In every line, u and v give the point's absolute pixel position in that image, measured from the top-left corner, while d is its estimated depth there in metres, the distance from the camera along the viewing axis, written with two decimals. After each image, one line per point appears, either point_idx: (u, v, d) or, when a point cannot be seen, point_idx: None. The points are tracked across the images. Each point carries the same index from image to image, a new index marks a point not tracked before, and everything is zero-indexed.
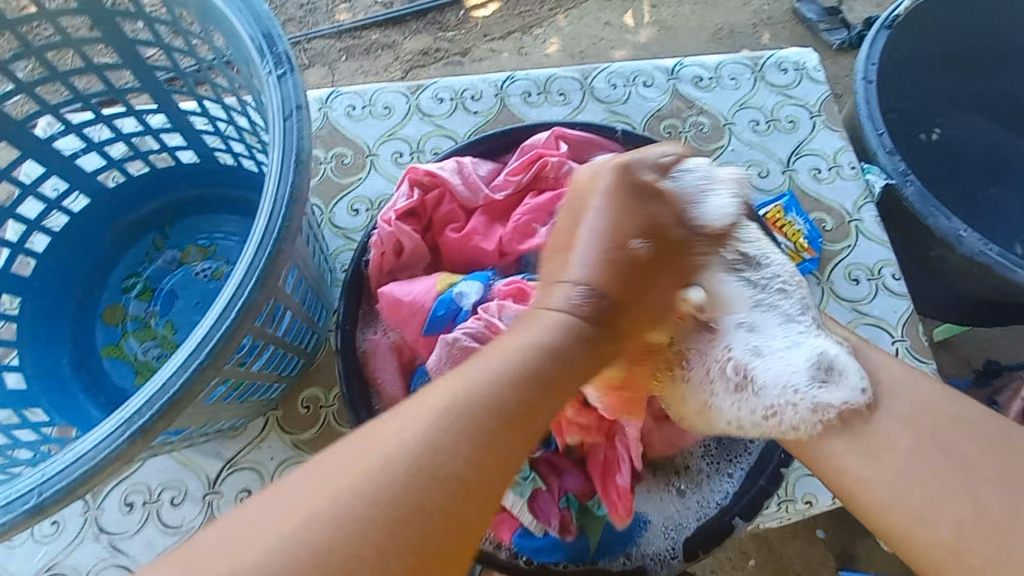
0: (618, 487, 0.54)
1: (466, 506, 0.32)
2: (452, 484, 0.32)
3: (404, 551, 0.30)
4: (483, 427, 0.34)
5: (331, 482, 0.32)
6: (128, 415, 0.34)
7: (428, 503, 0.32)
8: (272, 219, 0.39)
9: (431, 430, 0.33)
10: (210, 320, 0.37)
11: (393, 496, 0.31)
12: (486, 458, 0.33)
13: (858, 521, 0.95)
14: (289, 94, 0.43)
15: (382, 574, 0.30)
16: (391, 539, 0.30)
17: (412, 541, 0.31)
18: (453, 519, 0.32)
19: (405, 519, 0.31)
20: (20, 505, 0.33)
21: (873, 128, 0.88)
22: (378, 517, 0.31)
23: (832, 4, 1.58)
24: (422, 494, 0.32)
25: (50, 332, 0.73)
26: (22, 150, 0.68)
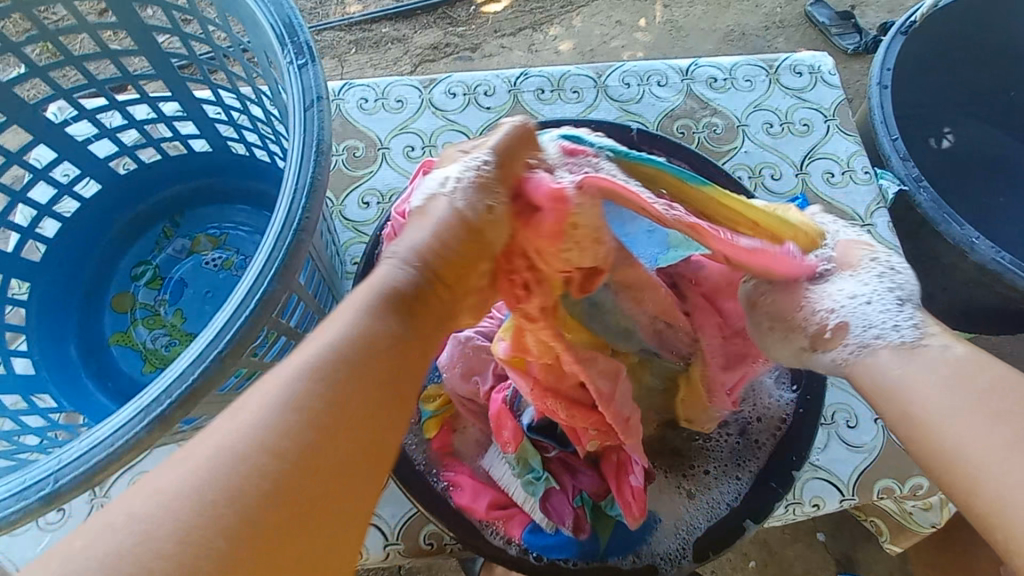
0: (634, 488, 0.54)
1: (352, 424, 0.33)
2: (319, 411, 0.32)
3: (275, 495, 0.30)
4: (344, 357, 0.34)
5: (226, 433, 0.31)
6: (146, 402, 0.34)
7: (314, 431, 0.31)
8: (292, 209, 0.39)
9: (301, 369, 0.33)
10: (229, 310, 0.36)
11: (278, 432, 0.31)
12: (355, 380, 0.33)
13: (859, 526, 0.95)
14: (310, 84, 0.43)
15: (270, 507, 0.29)
16: (272, 472, 0.30)
17: (298, 470, 0.30)
18: (328, 447, 0.31)
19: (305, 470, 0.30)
20: (35, 492, 0.32)
21: (887, 134, 0.87)
22: (265, 458, 0.30)
23: (845, 8, 1.58)
24: (298, 429, 0.31)
25: (59, 318, 0.72)
26: (35, 135, 0.68)
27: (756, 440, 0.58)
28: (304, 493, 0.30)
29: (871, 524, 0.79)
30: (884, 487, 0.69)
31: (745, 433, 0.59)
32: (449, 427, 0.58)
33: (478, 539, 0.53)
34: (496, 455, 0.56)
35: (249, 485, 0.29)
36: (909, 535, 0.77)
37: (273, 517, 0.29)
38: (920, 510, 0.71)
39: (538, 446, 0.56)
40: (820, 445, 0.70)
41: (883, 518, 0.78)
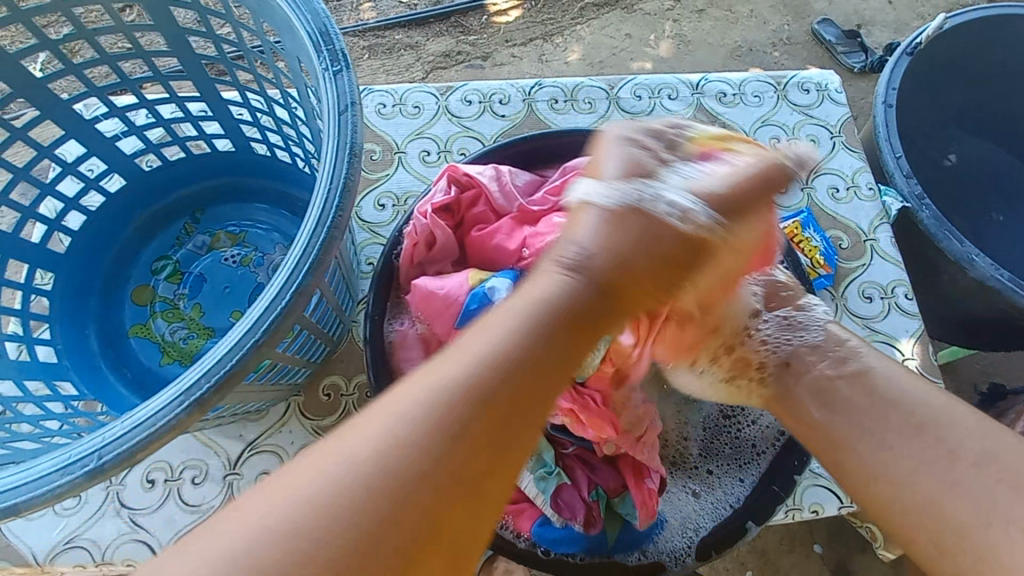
0: (647, 488, 0.56)
1: (488, 447, 0.33)
2: (492, 403, 0.33)
3: (409, 499, 0.30)
4: (493, 359, 0.35)
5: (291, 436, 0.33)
6: (187, 385, 0.36)
7: (433, 442, 0.32)
8: (326, 207, 0.41)
9: (489, 364, 0.35)
10: (265, 301, 0.38)
11: (412, 439, 0.31)
12: (510, 382, 0.34)
13: (856, 537, 0.97)
14: (344, 90, 0.45)
15: (395, 512, 0.29)
16: (447, 465, 0.31)
17: (470, 465, 0.32)
18: (484, 443, 0.33)
19: (433, 500, 0.30)
20: (80, 466, 0.34)
21: (891, 151, 0.89)
22: (422, 466, 0.31)
23: (851, 27, 1.61)
24: (459, 429, 0.32)
25: (81, 308, 0.74)
26: (66, 130, 0.70)
27: (756, 445, 0.60)
28: (463, 482, 0.31)
29: (865, 529, 0.79)
30: None
31: (751, 439, 0.61)
32: None
33: (489, 533, 0.55)
34: None
35: (362, 492, 0.30)
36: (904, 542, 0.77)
37: (417, 523, 0.30)
38: None
39: (555, 442, 0.59)
40: None
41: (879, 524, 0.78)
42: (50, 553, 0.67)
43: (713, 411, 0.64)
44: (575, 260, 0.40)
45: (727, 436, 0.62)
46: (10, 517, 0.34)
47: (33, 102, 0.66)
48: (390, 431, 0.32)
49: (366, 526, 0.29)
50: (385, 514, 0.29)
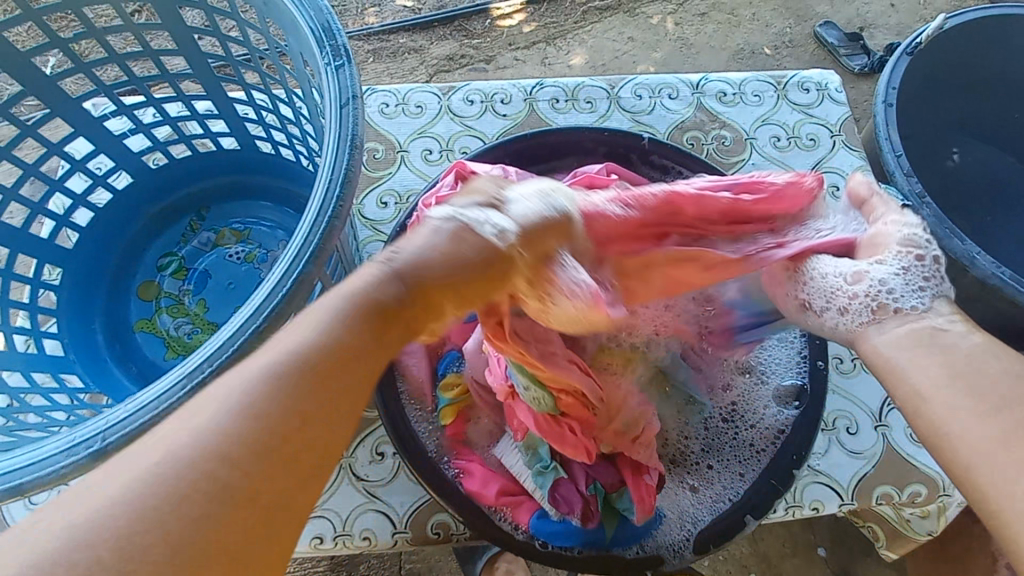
0: (644, 484, 0.56)
1: (299, 439, 0.32)
2: (305, 400, 0.33)
3: (208, 495, 0.29)
4: (318, 350, 0.34)
5: None
6: (189, 370, 0.36)
7: (229, 439, 0.30)
8: (328, 198, 0.42)
9: (337, 353, 0.34)
10: (267, 288, 0.39)
11: (213, 441, 0.30)
12: (331, 375, 0.34)
13: (860, 540, 0.96)
14: (346, 84, 0.46)
15: (196, 505, 0.28)
16: (257, 465, 0.30)
17: (278, 457, 0.31)
18: (296, 443, 0.32)
19: (239, 495, 0.29)
20: (85, 448, 0.35)
21: (891, 150, 0.90)
22: (232, 450, 0.30)
23: (853, 30, 1.61)
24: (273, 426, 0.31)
25: (88, 303, 0.75)
26: (75, 127, 0.71)
27: (755, 443, 0.60)
28: (273, 476, 0.30)
29: (868, 529, 0.77)
30: (882, 493, 0.70)
31: (752, 437, 0.61)
32: (464, 417, 0.61)
33: (488, 528, 0.55)
34: (508, 444, 0.60)
35: (173, 490, 0.28)
36: (907, 542, 0.76)
37: (223, 517, 0.29)
38: (917, 516, 0.71)
39: None
40: (821, 450, 0.72)
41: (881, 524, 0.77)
42: None
43: (713, 411, 0.62)
44: (396, 254, 0.38)
45: (728, 434, 0.62)
46: (16, 497, 0.34)
47: (44, 100, 0.68)
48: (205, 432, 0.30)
49: (181, 522, 0.28)
50: (210, 511, 0.28)
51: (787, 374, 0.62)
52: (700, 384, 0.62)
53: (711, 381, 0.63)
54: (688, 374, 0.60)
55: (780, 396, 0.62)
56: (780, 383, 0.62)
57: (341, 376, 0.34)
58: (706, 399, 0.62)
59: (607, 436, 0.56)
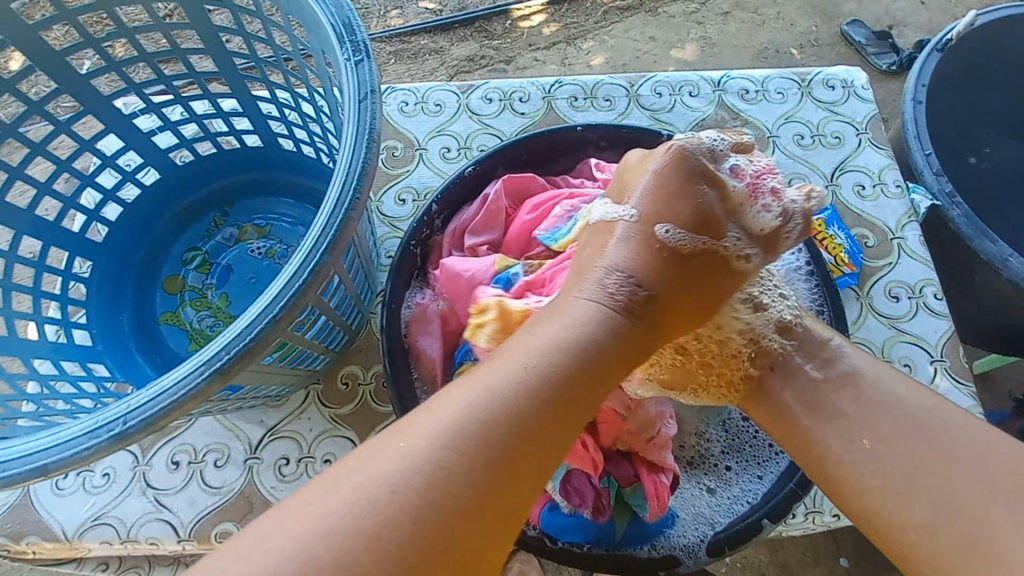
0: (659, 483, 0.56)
1: (517, 462, 0.35)
2: (528, 418, 0.36)
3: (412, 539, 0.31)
4: (543, 378, 0.38)
5: None
6: (207, 357, 0.37)
7: (454, 466, 0.34)
8: (345, 190, 0.42)
9: (490, 391, 0.37)
10: (285, 278, 0.40)
11: (462, 480, 0.33)
12: (547, 397, 0.38)
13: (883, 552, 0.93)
14: (365, 79, 0.46)
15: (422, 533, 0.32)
16: (494, 485, 0.34)
17: (497, 479, 0.34)
18: (513, 467, 0.35)
19: (477, 500, 0.33)
20: (107, 430, 0.36)
21: (920, 149, 0.87)
22: (474, 464, 0.34)
23: (882, 28, 1.57)
24: (513, 448, 0.35)
25: (116, 294, 0.78)
26: (106, 125, 0.74)
27: (773, 446, 0.60)
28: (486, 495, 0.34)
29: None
30: None
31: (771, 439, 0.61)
32: None
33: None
34: None
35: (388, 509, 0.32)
36: None
37: (467, 525, 0.33)
38: None
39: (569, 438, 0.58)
40: None
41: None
42: (80, 528, 0.70)
43: (733, 414, 0.63)
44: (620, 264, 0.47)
45: (746, 435, 0.62)
46: (42, 476, 0.36)
47: (78, 98, 0.70)
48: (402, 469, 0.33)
49: (433, 552, 0.31)
50: (433, 530, 0.32)
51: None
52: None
53: None
54: None
55: None
56: None
57: (590, 383, 0.40)
58: (728, 401, 0.63)
59: (621, 435, 0.58)
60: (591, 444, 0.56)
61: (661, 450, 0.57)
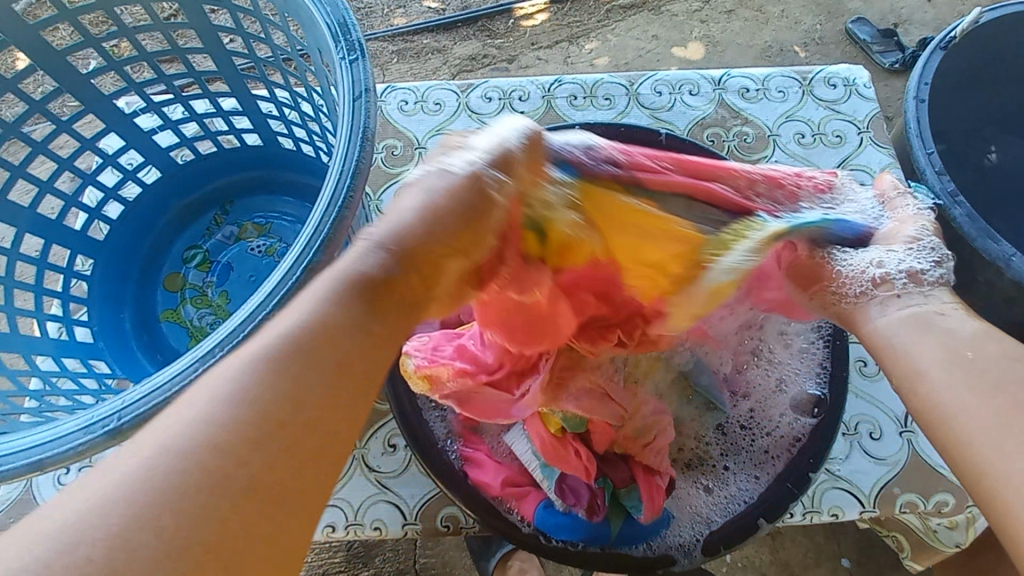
0: (656, 486, 0.56)
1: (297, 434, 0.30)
2: (302, 383, 0.31)
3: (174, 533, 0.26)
4: (322, 329, 0.33)
5: None
6: (202, 353, 0.37)
7: (221, 447, 0.28)
8: (338, 189, 0.42)
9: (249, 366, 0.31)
10: (278, 275, 0.40)
11: (203, 470, 0.27)
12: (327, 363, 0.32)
13: (886, 552, 0.92)
14: (359, 78, 0.46)
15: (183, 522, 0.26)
16: (253, 469, 0.28)
17: (270, 462, 0.29)
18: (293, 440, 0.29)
19: (239, 486, 0.28)
20: (102, 426, 0.36)
21: (922, 147, 0.87)
22: (220, 448, 0.28)
23: (887, 26, 1.56)
24: (268, 428, 0.29)
25: (117, 291, 0.78)
26: (108, 124, 0.74)
27: (770, 450, 0.59)
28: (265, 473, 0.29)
29: (891, 540, 0.72)
30: (907, 501, 0.68)
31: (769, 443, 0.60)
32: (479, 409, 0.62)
33: (490, 515, 0.54)
34: (520, 433, 0.59)
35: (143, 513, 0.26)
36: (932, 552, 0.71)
37: (228, 511, 0.27)
38: (945, 529, 0.68)
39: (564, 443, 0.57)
40: (843, 455, 0.69)
41: (905, 533, 0.72)
42: None
43: (731, 418, 0.62)
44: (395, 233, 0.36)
45: (744, 441, 0.61)
46: (38, 471, 0.36)
47: (79, 98, 0.71)
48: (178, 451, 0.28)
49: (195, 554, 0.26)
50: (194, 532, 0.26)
51: (808, 384, 0.60)
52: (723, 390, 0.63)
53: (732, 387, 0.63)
54: (713, 379, 0.61)
55: (800, 406, 0.59)
56: (800, 393, 0.60)
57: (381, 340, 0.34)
58: (728, 406, 0.62)
59: (618, 439, 0.57)
60: (585, 454, 0.56)
61: (658, 454, 0.57)
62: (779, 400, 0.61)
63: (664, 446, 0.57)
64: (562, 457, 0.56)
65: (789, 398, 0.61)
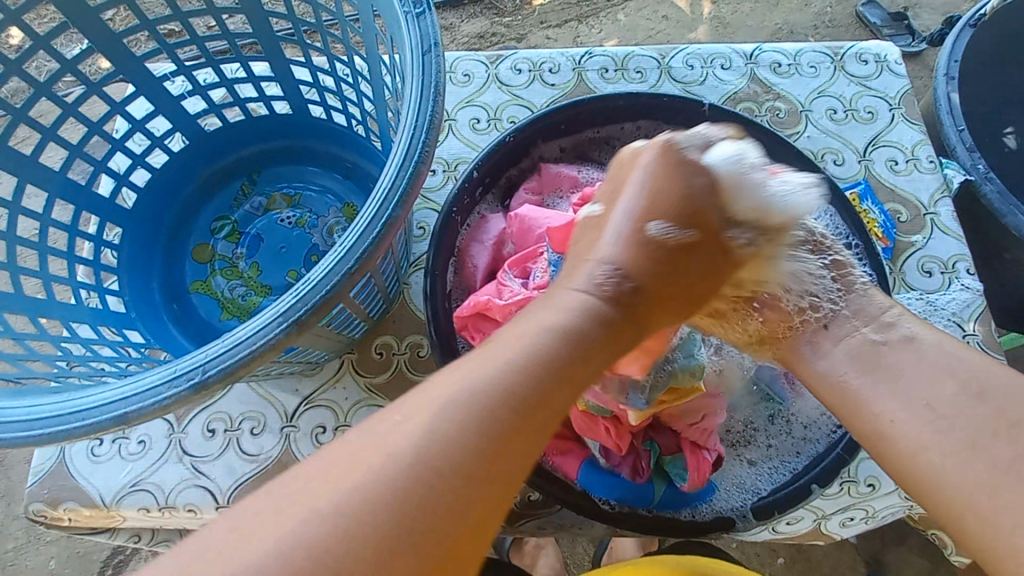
0: (703, 460, 0.56)
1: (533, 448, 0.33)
2: (523, 409, 0.33)
3: (455, 520, 0.29)
4: (541, 354, 0.35)
5: (417, 420, 0.31)
6: (285, 309, 0.37)
7: (419, 475, 0.29)
8: (413, 144, 0.41)
9: (460, 400, 0.32)
10: (358, 229, 0.39)
11: (439, 477, 0.30)
12: (555, 388, 0.34)
13: (891, 529, 0.96)
14: (427, 32, 0.45)
15: (431, 533, 0.28)
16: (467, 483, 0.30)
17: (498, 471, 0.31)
18: (521, 454, 0.32)
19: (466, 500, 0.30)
20: (186, 379, 0.35)
21: (952, 124, 0.88)
22: (439, 468, 0.30)
23: (897, 9, 1.56)
24: (474, 445, 0.31)
25: (146, 262, 0.76)
26: (138, 88, 0.72)
27: (813, 432, 0.60)
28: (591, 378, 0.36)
29: (931, 533, 0.77)
30: None
31: (817, 433, 0.59)
32: None
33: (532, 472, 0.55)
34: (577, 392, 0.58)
35: (385, 518, 0.28)
36: None
37: (455, 520, 0.29)
38: None
39: (599, 422, 0.55)
40: None
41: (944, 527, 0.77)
42: (118, 495, 0.69)
43: (784, 406, 0.62)
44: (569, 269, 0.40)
45: (783, 423, 0.61)
46: (122, 425, 0.35)
47: (108, 58, 0.68)
48: (351, 487, 0.29)
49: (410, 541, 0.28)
50: (395, 538, 0.28)
51: None
52: (783, 385, 0.62)
53: (793, 381, 0.62)
54: (770, 373, 0.62)
55: None
56: None
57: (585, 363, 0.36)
58: (784, 396, 0.62)
59: (661, 415, 0.57)
60: (614, 429, 0.55)
61: (706, 431, 0.56)
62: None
63: (711, 427, 0.56)
64: (601, 432, 0.56)
65: None
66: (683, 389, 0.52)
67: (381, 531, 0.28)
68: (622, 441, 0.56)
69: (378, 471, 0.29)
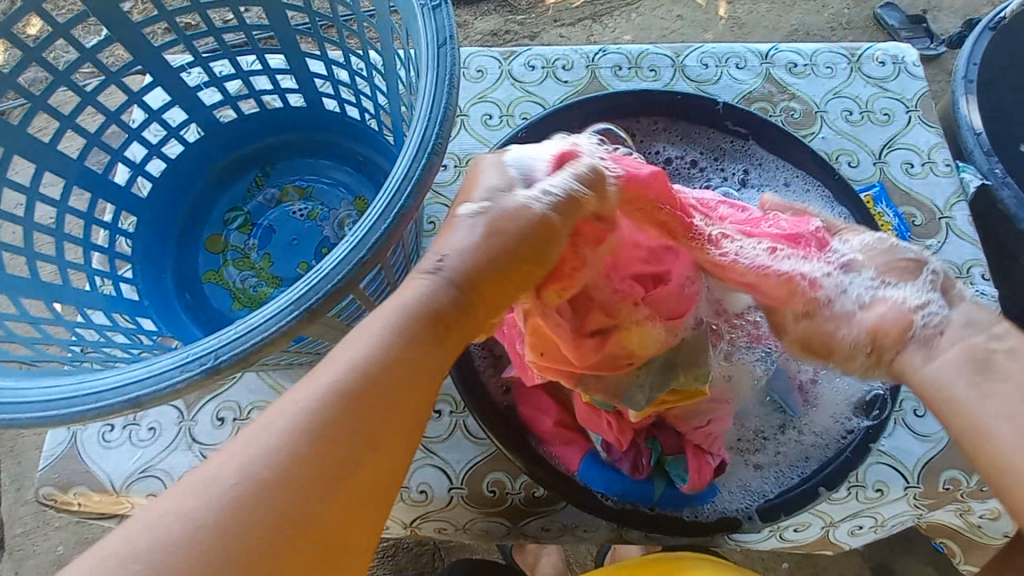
0: (703, 464, 0.56)
1: (378, 449, 0.35)
2: (359, 419, 0.34)
3: (317, 529, 0.32)
4: (393, 358, 0.36)
5: (268, 435, 0.33)
6: (296, 296, 0.37)
7: (270, 486, 0.32)
8: (426, 136, 0.41)
9: (306, 411, 0.34)
10: (371, 219, 0.39)
11: (286, 486, 0.32)
12: (394, 391, 0.36)
13: (900, 538, 0.95)
14: (443, 24, 0.45)
15: (284, 538, 0.31)
16: (316, 490, 0.32)
17: (347, 476, 0.33)
18: (368, 463, 0.34)
19: (312, 508, 0.32)
20: (198, 364, 0.36)
21: (970, 127, 0.87)
22: (290, 478, 0.32)
23: (916, 11, 1.54)
24: (320, 453, 0.33)
25: (160, 251, 0.77)
26: (155, 78, 0.73)
27: (824, 439, 0.59)
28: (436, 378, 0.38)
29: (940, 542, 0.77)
30: (950, 478, 0.68)
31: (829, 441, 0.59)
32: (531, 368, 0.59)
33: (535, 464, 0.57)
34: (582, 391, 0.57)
35: (228, 530, 0.30)
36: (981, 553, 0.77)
37: (304, 525, 0.32)
38: (988, 520, 0.71)
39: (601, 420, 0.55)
40: (889, 431, 0.70)
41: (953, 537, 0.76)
42: (127, 480, 0.70)
43: (795, 416, 0.61)
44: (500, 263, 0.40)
45: (794, 432, 0.61)
46: (134, 408, 0.35)
47: (127, 48, 0.69)
48: (196, 505, 0.31)
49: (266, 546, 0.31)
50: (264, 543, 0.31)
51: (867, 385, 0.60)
52: (796, 397, 0.61)
53: (806, 393, 0.61)
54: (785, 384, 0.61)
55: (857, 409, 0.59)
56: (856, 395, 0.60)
57: (422, 365, 0.37)
58: (797, 409, 0.61)
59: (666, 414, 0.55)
60: (617, 423, 0.54)
61: (712, 434, 0.56)
62: (840, 395, 0.60)
63: (715, 430, 0.56)
64: (602, 427, 0.55)
65: (845, 399, 0.60)
66: (687, 392, 0.52)
67: (219, 544, 0.30)
68: (621, 437, 0.55)
69: (219, 490, 0.31)
